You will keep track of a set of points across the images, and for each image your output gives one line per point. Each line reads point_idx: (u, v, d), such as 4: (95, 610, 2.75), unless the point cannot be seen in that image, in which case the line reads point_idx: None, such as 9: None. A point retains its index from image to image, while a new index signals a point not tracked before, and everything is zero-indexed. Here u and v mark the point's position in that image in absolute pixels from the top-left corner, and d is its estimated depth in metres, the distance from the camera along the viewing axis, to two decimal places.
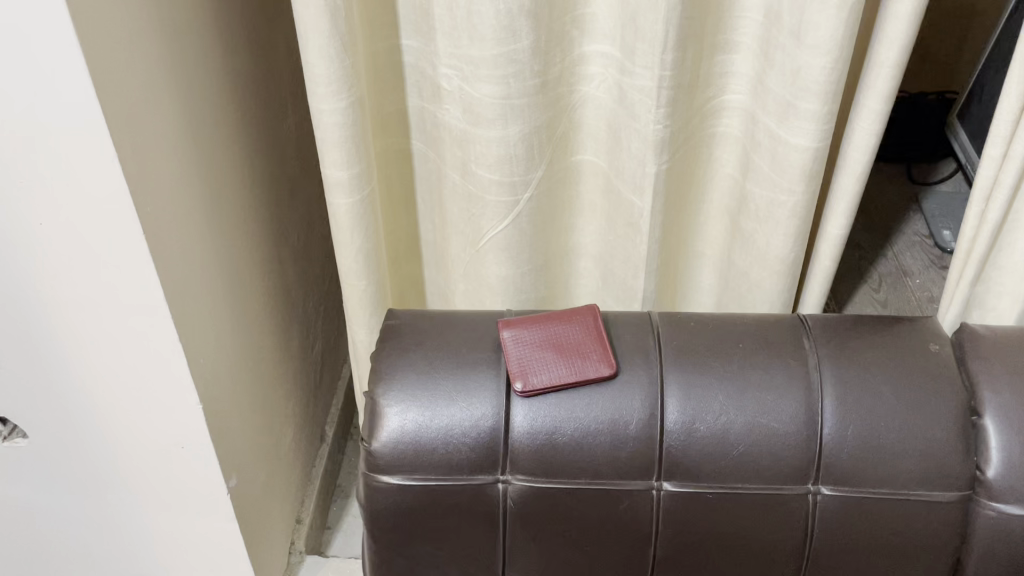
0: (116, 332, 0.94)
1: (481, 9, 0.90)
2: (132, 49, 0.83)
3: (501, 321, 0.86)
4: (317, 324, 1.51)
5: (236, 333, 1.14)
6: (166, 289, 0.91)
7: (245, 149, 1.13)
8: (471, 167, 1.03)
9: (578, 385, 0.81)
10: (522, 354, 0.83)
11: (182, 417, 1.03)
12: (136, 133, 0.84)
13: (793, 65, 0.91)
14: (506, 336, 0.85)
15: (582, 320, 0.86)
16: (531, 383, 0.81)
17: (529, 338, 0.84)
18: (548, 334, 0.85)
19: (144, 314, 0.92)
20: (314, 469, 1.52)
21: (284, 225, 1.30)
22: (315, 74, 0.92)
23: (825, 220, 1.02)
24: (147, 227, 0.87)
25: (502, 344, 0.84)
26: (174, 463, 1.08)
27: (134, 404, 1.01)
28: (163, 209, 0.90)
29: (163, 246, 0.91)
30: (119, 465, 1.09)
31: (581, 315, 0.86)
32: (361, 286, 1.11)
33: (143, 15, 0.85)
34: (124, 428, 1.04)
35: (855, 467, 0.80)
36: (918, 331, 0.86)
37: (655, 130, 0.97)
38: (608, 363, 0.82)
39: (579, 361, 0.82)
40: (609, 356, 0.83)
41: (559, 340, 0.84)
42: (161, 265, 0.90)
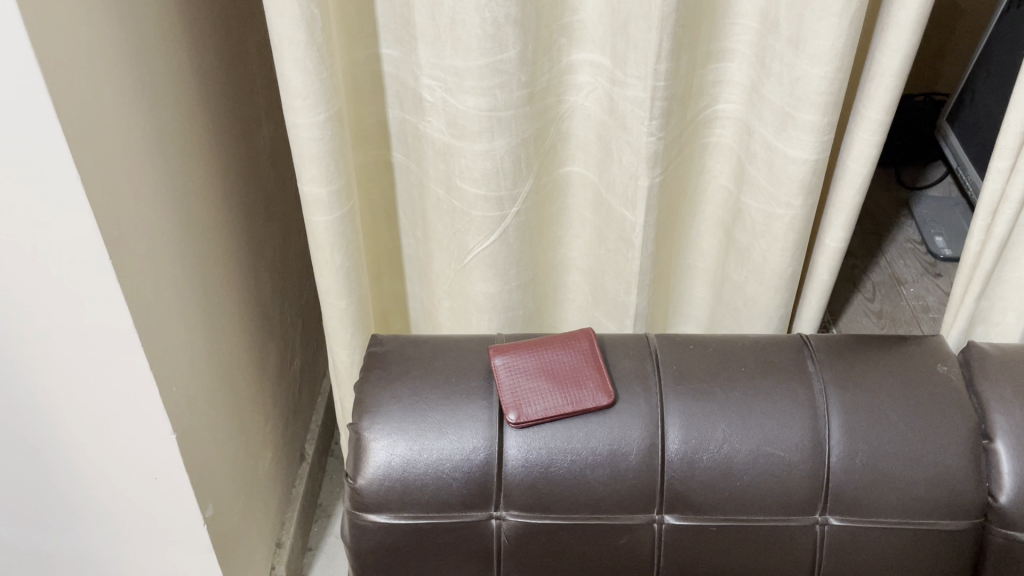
0: (84, 363, 0.89)
1: (465, 17, 0.86)
2: (95, 63, 0.78)
3: (493, 346, 0.82)
4: (295, 340, 1.46)
5: (212, 357, 1.09)
6: (136, 316, 0.86)
7: (218, 164, 1.08)
8: (456, 181, 0.99)
9: (575, 416, 0.77)
10: (515, 383, 0.79)
11: (155, 448, 0.98)
12: (100, 152, 0.79)
13: (791, 75, 0.88)
14: (498, 364, 0.80)
15: (578, 346, 0.82)
16: (525, 414, 0.77)
17: (522, 365, 0.80)
18: (541, 361, 0.81)
19: (114, 342, 0.87)
20: (295, 489, 1.47)
21: (260, 241, 1.25)
22: (291, 88, 0.87)
23: (823, 233, 0.99)
24: (114, 251, 0.81)
25: (494, 372, 0.80)
26: (147, 495, 1.03)
27: (104, 435, 0.96)
28: (131, 233, 0.85)
29: (132, 272, 0.85)
30: (89, 498, 1.04)
31: (577, 340, 0.82)
32: (342, 306, 1.06)
33: (107, 26, 0.80)
34: (94, 460, 0.99)
35: (864, 497, 0.76)
36: (925, 352, 0.83)
37: (648, 142, 0.93)
38: (606, 391, 0.78)
39: (575, 389, 0.78)
40: (607, 384, 0.79)
41: (554, 368, 0.80)
42: (130, 291, 0.85)
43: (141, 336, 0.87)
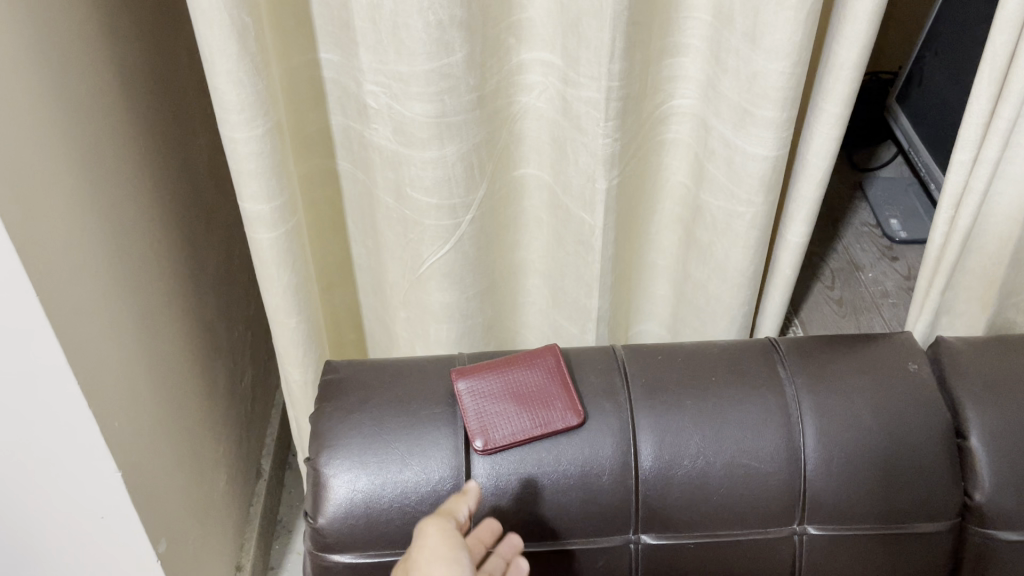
0: (15, 410, 0.82)
1: (408, 21, 0.81)
2: (6, 86, 0.71)
3: (454, 369, 0.78)
4: (245, 354, 1.40)
5: (156, 385, 1.03)
6: (68, 354, 0.80)
7: (151, 180, 1.01)
8: (407, 190, 0.95)
9: (544, 438, 0.74)
10: (480, 409, 0.75)
11: (100, 489, 0.91)
12: (18, 182, 0.72)
13: (748, 70, 0.85)
14: (461, 389, 0.76)
15: (544, 364, 0.79)
16: (492, 440, 0.73)
17: (486, 389, 0.77)
18: (505, 382, 0.78)
19: (45, 384, 0.81)
20: (252, 508, 1.41)
21: (201, 255, 1.19)
22: (225, 102, 0.82)
23: (784, 229, 0.97)
24: (39, 288, 0.75)
25: (457, 398, 0.76)
26: (93, 537, 0.97)
27: (42, 481, 0.89)
28: (56, 266, 0.79)
29: (62, 309, 0.79)
30: (30, 548, 0.96)
31: (542, 357, 0.79)
32: (292, 325, 1.01)
33: (17, 45, 0.73)
34: (31, 509, 0.92)
35: (842, 504, 0.75)
36: (895, 349, 0.81)
37: (604, 144, 0.90)
38: (575, 411, 0.75)
39: (543, 411, 0.75)
40: (576, 403, 0.76)
41: (519, 389, 0.77)
42: (59, 329, 0.78)
43: (76, 375, 0.81)
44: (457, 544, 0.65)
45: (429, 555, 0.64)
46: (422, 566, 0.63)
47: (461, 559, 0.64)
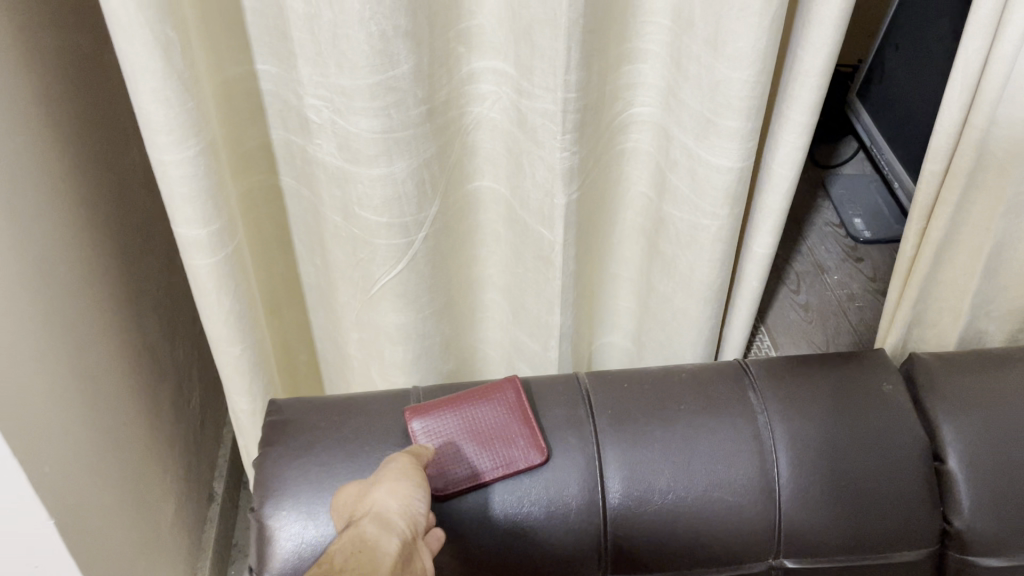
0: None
1: (349, 32, 0.75)
2: None
3: (409, 407, 0.73)
4: (192, 374, 1.33)
5: (92, 421, 0.96)
6: None
7: (80, 203, 0.94)
8: (354, 209, 0.89)
9: (505, 478, 0.70)
10: (437, 450, 0.71)
11: (34, 540, 0.84)
12: None
13: (710, 79, 0.81)
14: (417, 429, 0.72)
15: (503, 397, 0.74)
16: (450, 483, 0.69)
17: (443, 428, 0.72)
18: (463, 420, 0.73)
19: None
20: (205, 534, 1.35)
21: (139, 276, 1.12)
22: (152, 122, 0.76)
23: (750, 240, 0.93)
24: None
25: (412, 439, 0.71)
26: None
27: None
28: None
29: None
30: None
31: (501, 389, 0.75)
32: (237, 353, 0.95)
33: None
34: None
35: (819, 536, 0.72)
36: (869, 369, 0.78)
37: (561, 158, 0.85)
38: (538, 448, 0.71)
39: (504, 449, 0.71)
40: (539, 439, 0.72)
41: (478, 426, 0.73)
42: None
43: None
44: (420, 471, 0.65)
45: (390, 477, 0.64)
46: (379, 483, 0.63)
47: (422, 485, 0.64)
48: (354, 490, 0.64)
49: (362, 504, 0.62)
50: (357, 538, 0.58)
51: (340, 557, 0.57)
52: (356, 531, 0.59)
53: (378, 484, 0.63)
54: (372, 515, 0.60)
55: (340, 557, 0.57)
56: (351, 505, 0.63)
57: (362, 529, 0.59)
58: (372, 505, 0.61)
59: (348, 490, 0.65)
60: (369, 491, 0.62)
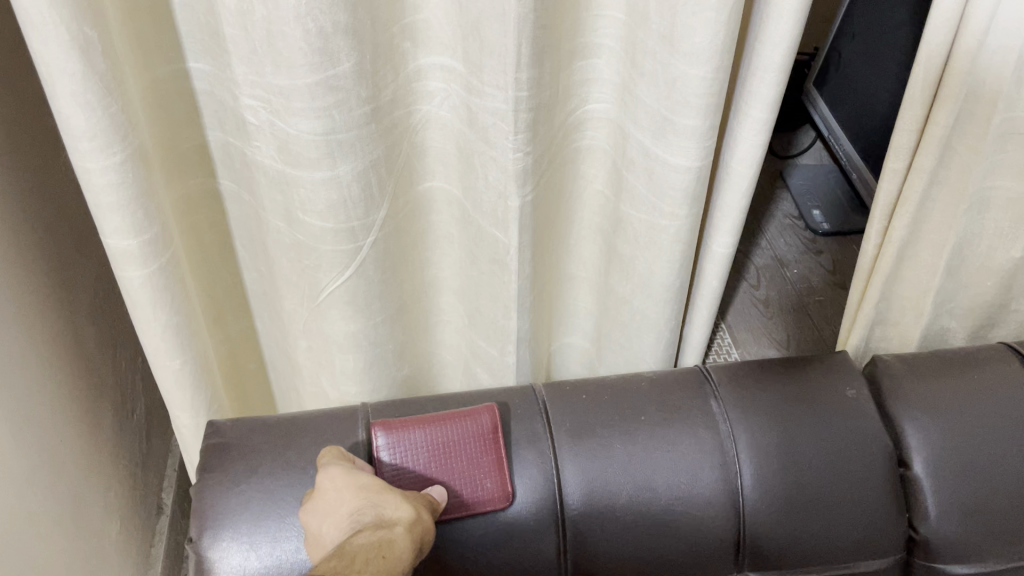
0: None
1: (284, 29, 0.71)
2: None
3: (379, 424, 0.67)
4: (136, 383, 1.27)
5: (24, 441, 0.91)
6: None
7: (7, 210, 0.88)
8: (297, 214, 0.85)
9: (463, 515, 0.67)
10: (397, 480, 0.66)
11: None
12: None
13: (666, 75, 0.78)
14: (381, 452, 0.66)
15: (477, 422, 0.69)
16: None
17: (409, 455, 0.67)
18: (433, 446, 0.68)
19: None
20: (154, 548, 1.30)
21: (75, 285, 1.06)
22: (73, 128, 0.70)
23: (709, 240, 0.91)
24: None
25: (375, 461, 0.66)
26: None
27: None
28: None
29: None
30: None
31: (477, 413, 0.70)
32: (176, 366, 0.90)
33: None
34: None
35: (783, 546, 0.71)
36: (832, 373, 0.76)
37: (514, 158, 0.81)
38: (502, 491, 0.68)
39: (467, 490, 0.67)
40: (505, 483, 0.68)
41: (446, 455, 0.68)
42: None
43: None
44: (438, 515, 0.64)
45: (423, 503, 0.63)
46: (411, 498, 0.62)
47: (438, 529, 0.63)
48: (373, 482, 0.62)
49: (386, 505, 0.60)
50: (385, 543, 0.56)
51: (366, 555, 0.55)
52: (385, 535, 0.57)
53: (411, 501, 0.61)
54: (400, 527, 0.58)
55: (367, 553, 0.55)
56: (369, 495, 0.61)
57: (390, 537, 0.57)
58: (402, 516, 0.59)
59: (362, 479, 0.62)
60: (400, 498, 0.61)
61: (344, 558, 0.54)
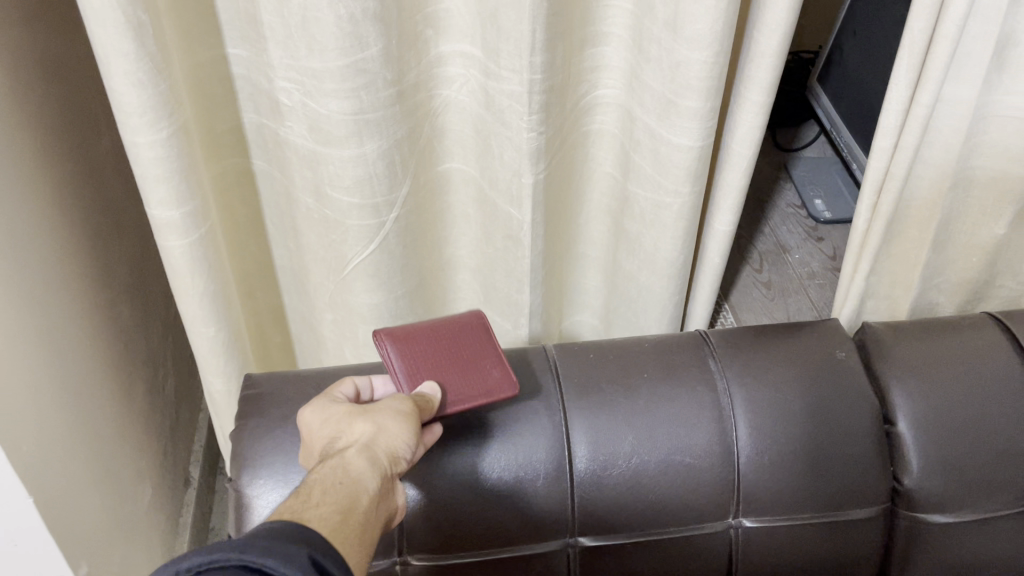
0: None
1: (319, 15, 0.77)
2: None
3: (380, 329, 0.75)
4: (166, 360, 1.34)
5: (69, 403, 0.97)
6: None
7: (55, 186, 0.95)
8: (326, 190, 0.91)
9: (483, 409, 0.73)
10: (414, 369, 0.73)
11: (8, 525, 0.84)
12: None
13: (670, 60, 0.83)
14: (390, 350, 0.74)
15: (467, 321, 0.79)
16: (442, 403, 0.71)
17: (416, 349, 0.75)
18: (434, 341, 0.76)
19: None
20: (182, 518, 1.36)
21: (113, 262, 1.12)
22: (125, 105, 0.77)
23: (711, 218, 0.97)
24: None
25: (387, 357, 0.73)
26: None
27: None
28: None
29: None
30: None
31: (465, 316, 0.80)
32: (211, 333, 0.97)
33: None
34: None
35: (776, 495, 0.76)
36: (822, 337, 0.82)
37: (529, 138, 0.87)
38: (512, 380, 0.75)
39: (482, 377, 0.74)
40: (510, 373, 0.75)
41: (448, 347, 0.76)
42: None
43: None
44: (417, 417, 0.67)
45: (383, 411, 0.65)
46: (373, 413, 0.65)
47: (416, 428, 0.66)
48: (340, 409, 0.66)
49: (344, 433, 0.64)
50: (339, 471, 0.60)
51: (319, 487, 0.58)
52: (339, 463, 0.61)
53: (368, 415, 0.65)
54: (353, 450, 0.62)
55: (319, 487, 0.58)
56: (334, 425, 0.65)
57: (343, 464, 0.61)
58: (361, 438, 0.63)
59: (329, 410, 0.67)
60: (362, 417, 0.64)
61: (300, 496, 0.58)
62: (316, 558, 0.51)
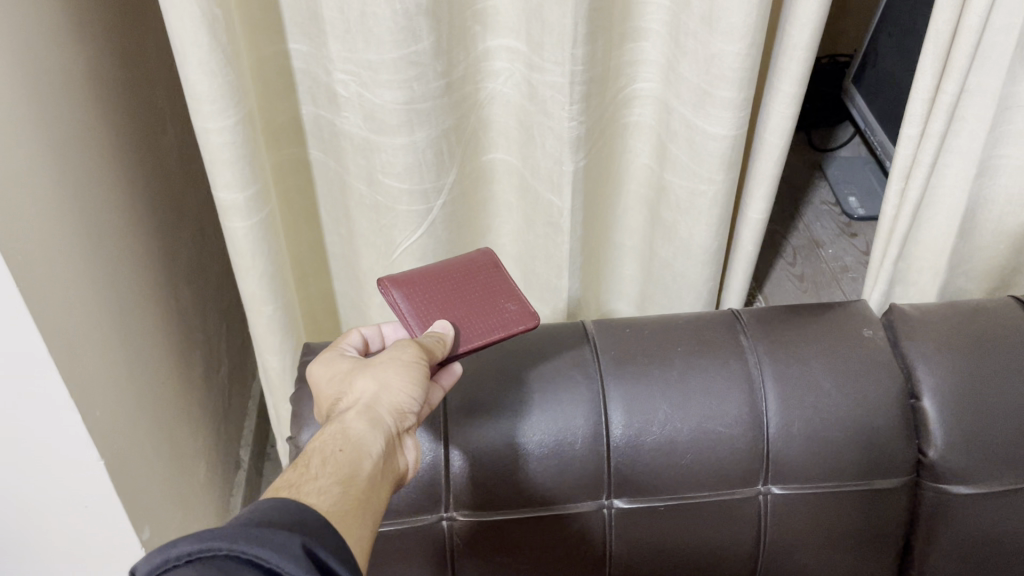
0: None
1: (375, 10, 0.83)
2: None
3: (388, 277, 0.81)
4: (221, 345, 1.40)
5: (138, 377, 1.03)
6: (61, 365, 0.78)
7: (127, 172, 1.02)
8: (378, 176, 0.96)
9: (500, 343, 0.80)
10: (424, 308, 0.79)
11: (90, 492, 0.88)
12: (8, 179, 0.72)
13: (705, 53, 0.88)
14: (398, 294, 0.80)
15: (474, 262, 0.85)
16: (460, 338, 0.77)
17: (424, 291, 0.81)
18: (441, 282, 0.82)
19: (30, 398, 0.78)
20: (233, 497, 1.42)
21: (175, 248, 1.19)
22: (198, 92, 0.83)
23: (744, 206, 1.01)
24: (37, 287, 0.75)
25: (395, 300, 0.79)
26: (80, 546, 0.94)
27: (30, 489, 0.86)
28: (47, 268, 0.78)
29: (56, 302, 0.79)
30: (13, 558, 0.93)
31: (472, 256, 0.86)
32: (269, 311, 1.03)
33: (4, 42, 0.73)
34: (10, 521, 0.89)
35: (804, 463, 0.79)
36: (849, 317, 0.86)
37: (570, 127, 0.92)
38: (530, 314, 0.81)
39: (498, 314, 0.81)
40: (528, 307, 0.82)
41: (457, 287, 0.82)
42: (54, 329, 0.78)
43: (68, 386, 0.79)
44: (421, 363, 0.70)
45: (384, 366, 0.70)
46: (377, 369, 0.69)
47: (419, 377, 0.69)
48: (346, 370, 0.72)
49: (350, 396, 0.69)
50: (341, 435, 0.64)
51: (318, 458, 0.62)
52: (341, 427, 0.65)
53: (371, 373, 0.69)
54: (356, 413, 0.66)
55: (319, 457, 0.62)
56: (340, 385, 0.71)
57: (345, 430, 0.65)
58: (364, 398, 0.68)
59: (335, 369, 0.73)
60: (365, 375, 0.69)
61: (302, 466, 0.61)
62: (309, 545, 0.51)
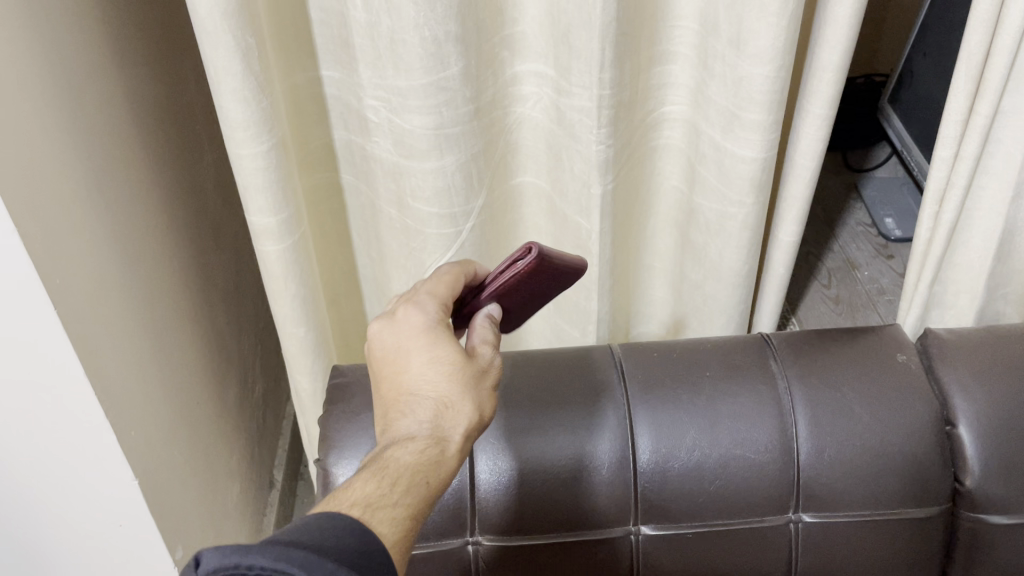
0: (23, 436, 0.80)
1: (405, 37, 0.84)
2: (37, 112, 0.74)
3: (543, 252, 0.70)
4: (256, 366, 1.42)
5: (174, 399, 1.05)
6: (96, 387, 0.80)
7: (164, 197, 1.04)
8: (407, 200, 0.97)
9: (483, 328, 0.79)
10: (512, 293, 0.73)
11: (124, 511, 0.89)
12: (48, 207, 0.74)
13: (734, 76, 0.88)
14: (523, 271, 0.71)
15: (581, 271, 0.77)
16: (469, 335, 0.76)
17: (535, 280, 0.73)
18: (549, 280, 0.75)
19: (68, 420, 0.80)
20: (266, 516, 1.43)
21: (211, 271, 1.21)
22: (232, 119, 0.85)
23: (775, 229, 1.00)
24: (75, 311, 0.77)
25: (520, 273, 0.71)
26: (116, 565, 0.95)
27: (66, 509, 0.88)
28: (85, 291, 0.80)
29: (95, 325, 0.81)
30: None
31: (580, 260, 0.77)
32: (301, 334, 1.04)
33: (45, 72, 0.76)
34: (46, 540, 0.90)
35: (835, 491, 0.78)
36: (883, 342, 0.84)
37: (598, 150, 0.92)
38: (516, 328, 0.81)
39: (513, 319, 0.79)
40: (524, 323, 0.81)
41: (548, 286, 0.76)
42: (90, 353, 0.79)
43: (104, 407, 0.81)
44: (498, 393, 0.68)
45: (486, 397, 0.65)
46: (480, 395, 0.65)
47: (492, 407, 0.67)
48: (450, 369, 0.64)
49: (450, 412, 0.62)
50: (432, 463, 0.60)
51: (407, 479, 0.58)
52: (436, 452, 0.61)
53: (473, 395, 0.64)
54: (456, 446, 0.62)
55: (406, 479, 0.58)
56: (439, 386, 0.63)
57: (440, 461, 0.61)
58: (463, 425, 0.62)
59: (440, 357, 0.64)
60: (469, 397, 0.63)
61: (386, 482, 0.58)
62: None
